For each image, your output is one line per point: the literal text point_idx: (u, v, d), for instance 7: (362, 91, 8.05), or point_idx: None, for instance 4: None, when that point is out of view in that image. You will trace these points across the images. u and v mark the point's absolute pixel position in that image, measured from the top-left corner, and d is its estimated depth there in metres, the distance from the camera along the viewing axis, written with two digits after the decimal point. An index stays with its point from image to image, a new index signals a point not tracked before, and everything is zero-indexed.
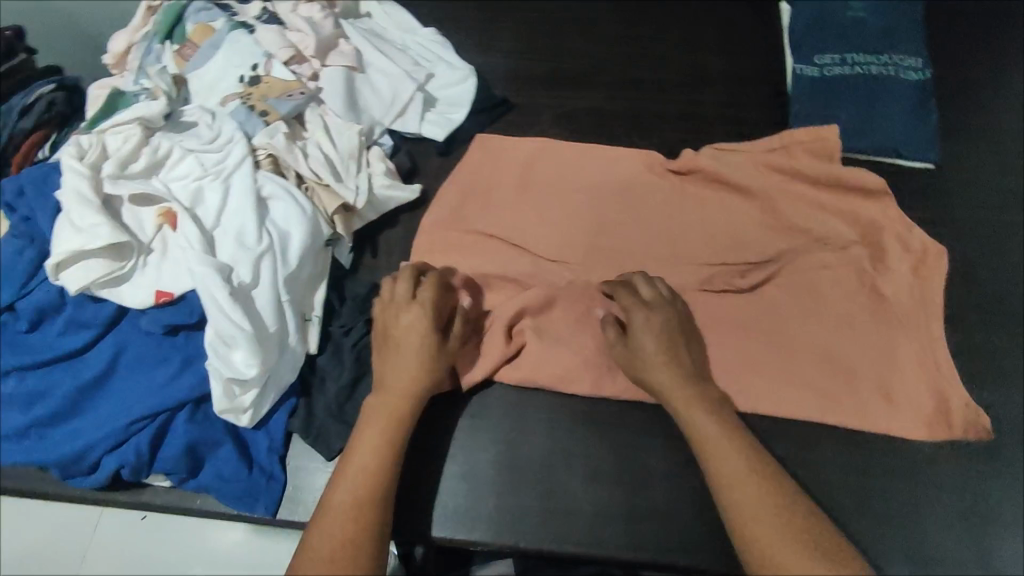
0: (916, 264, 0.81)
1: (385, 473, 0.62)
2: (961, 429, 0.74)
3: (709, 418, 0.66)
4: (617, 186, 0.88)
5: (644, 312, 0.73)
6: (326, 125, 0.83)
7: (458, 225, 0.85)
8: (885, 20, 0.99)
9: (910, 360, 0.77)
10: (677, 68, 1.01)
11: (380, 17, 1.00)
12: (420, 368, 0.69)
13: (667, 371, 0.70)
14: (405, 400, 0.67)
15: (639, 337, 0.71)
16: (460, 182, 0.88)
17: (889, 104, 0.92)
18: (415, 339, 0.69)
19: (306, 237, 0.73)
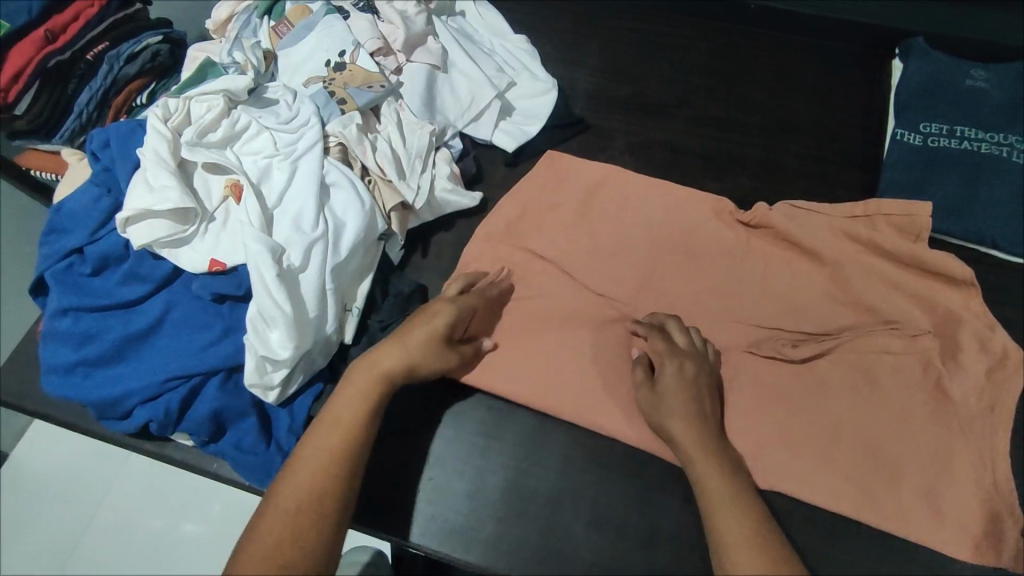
0: (990, 369, 0.75)
1: (349, 446, 0.62)
2: (1008, 557, 0.68)
3: (721, 482, 0.62)
4: (680, 228, 0.85)
5: (672, 359, 0.70)
6: (400, 120, 0.83)
7: (510, 241, 0.84)
8: (1007, 96, 0.91)
9: (967, 472, 0.71)
10: (765, 113, 0.96)
11: (473, 17, 1.00)
12: (421, 342, 0.68)
13: (689, 422, 0.66)
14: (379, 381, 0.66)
15: (664, 383, 0.69)
16: (520, 199, 0.87)
17: (996, 188, 0.85)
18: (430, 323, 0.69)
19: (361, 230, 0.75)
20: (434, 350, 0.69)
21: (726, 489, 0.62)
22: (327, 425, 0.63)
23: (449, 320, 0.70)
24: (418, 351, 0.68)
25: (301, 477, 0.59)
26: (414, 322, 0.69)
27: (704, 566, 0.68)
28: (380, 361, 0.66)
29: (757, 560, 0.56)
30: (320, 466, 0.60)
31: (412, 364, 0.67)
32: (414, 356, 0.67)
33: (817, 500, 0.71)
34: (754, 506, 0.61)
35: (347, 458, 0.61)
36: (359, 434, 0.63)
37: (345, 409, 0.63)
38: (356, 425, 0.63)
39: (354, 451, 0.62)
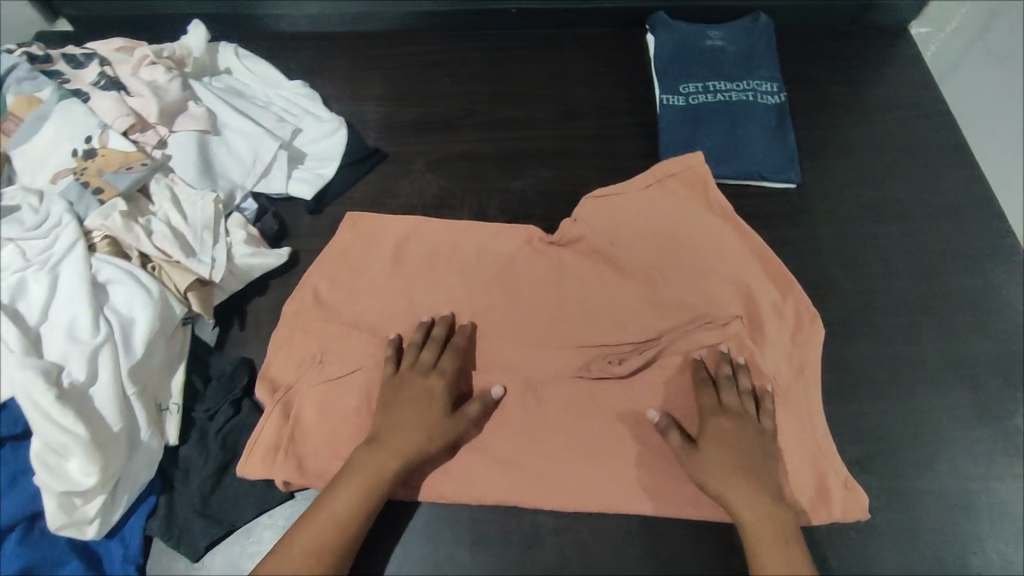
0: (782, 308, 0.82)
1: (353, 520, 0.66)
2: (839, 511, 0.72)
3: (779, 561, 0.64)
4: (491, 232, 0.86)
5: (716, 422, 0.72)
6: (175, 195, 0.77)
7: (326, 313, 0.80)
8: (741, 49, 1.03)
9: (785, 381, 0.78)
10: (548, 105, 1.01)
11: (240, 71, 0.96)
12: (422, 427, 0.70)
13: (743, 492, 0.67)
14: (386, 468, 0.68)
15: (707, 447, 0.70)
16: (336, 252, 0.84)
17: (750, 129, 0.95)
18: (422, 404, 0.71)
19: (154, 321, 0.69)
20: (431, 435, 0.70)
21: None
22: (315, 521, 0.65)
23: (442, 394, 0.72)
24: (422, 432, 0.70)
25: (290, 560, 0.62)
26: (405, 403, 0.71)
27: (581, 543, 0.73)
28: (397, 439, 0.69)
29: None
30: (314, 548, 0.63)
31: (416, 445, 0.69)
32: (418, 447, 0.69)
33: (657, 506, 0.73)
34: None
35: (349, 527, 0.65)
36: (356, 530, 0.66)
37: (340, 503, 0.66)
38: (350, 521, 0.65)
39: (340, 547, 0.64)
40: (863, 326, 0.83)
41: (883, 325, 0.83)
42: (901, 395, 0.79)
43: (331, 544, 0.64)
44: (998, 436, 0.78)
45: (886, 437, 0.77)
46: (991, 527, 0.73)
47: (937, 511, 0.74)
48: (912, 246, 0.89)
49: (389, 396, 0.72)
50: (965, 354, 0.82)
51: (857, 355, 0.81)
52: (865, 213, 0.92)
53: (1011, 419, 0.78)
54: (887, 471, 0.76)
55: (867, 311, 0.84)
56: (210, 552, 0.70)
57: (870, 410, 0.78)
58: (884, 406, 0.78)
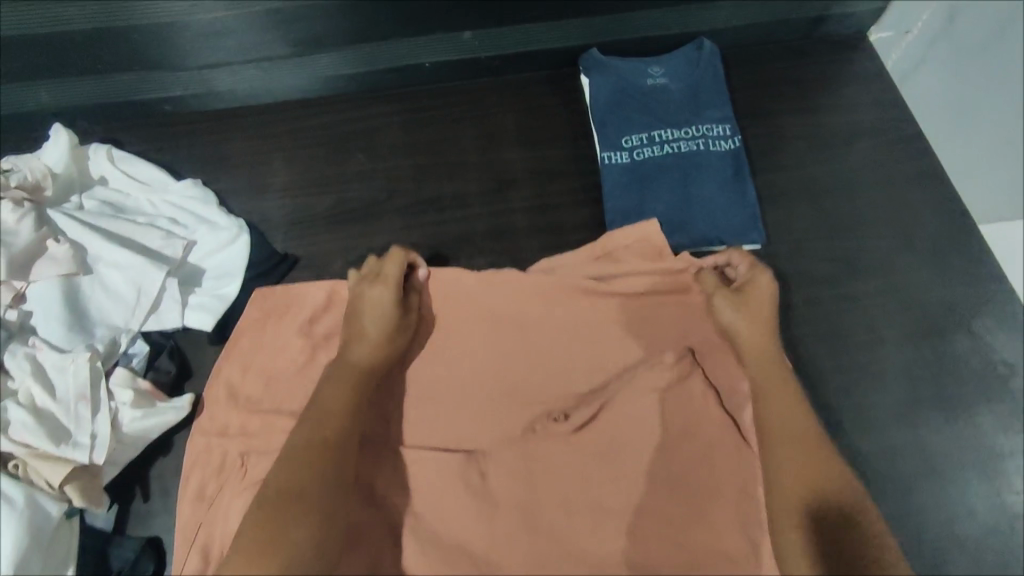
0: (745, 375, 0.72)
1: (343, 423, 0.64)
2: None
3: (792, 403, 0.66)
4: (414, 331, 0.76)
5: (759, 277, 0.72)
6: (39, 365, 0.66)
7: (234, 457, 0.70)
8: (685, 87, 0.92)
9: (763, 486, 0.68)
10: (478, 174, 0.90)
11: (117, 179, 0.83)
12: (385, 335, 0.70)
13: (757, 337, 0.70)
14: (369, 354, 0.70)
15: (748, 302, 0.71)
16: (234, 384, 0.73)
17: (704, 186, 0.85)
18: (378, 308, 0.71)
19: (21, 537, 0.58)
20: (385, 328, 0.71)
21: (790, 412, 0.66)
22: (320, 413, 0.65)
23: (387, 299, 0.71)
24: (379, 332, 0.70)
25: (293, 471, 0.60)
26: (362, 315, 0.71)
27: None
28: (358, 348, 0.69)
29: (794, 454, 0.63)
30: (311, 455, 0.62)
31: (382, 336, 0.70)
32: (388, 345, 0.71)
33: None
34: (806, 413, 0.66)
35: (342, 433, 0.64)
36: (353, 419, 0.65)
37: (329, 402, 0.66)
38: (341, 424, 0.64)
39: (338, 454, 0.62)
40: (841, 407, 0.76)
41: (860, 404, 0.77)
42: (884, 484, 0.73)
43: (327, 451, 0.62)
44: (990, 518, 0.72)
45: None
46: None
47: None
48: (889, 303, 0.81)
49: (351, 314, 0.71)
50: (949, 428, 0.76)
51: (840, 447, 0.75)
52: (840, 268, 0.83)
53: (1002, 495, 0.73)
54: None
55: (845, 394, 0.77)
56: None
57: None
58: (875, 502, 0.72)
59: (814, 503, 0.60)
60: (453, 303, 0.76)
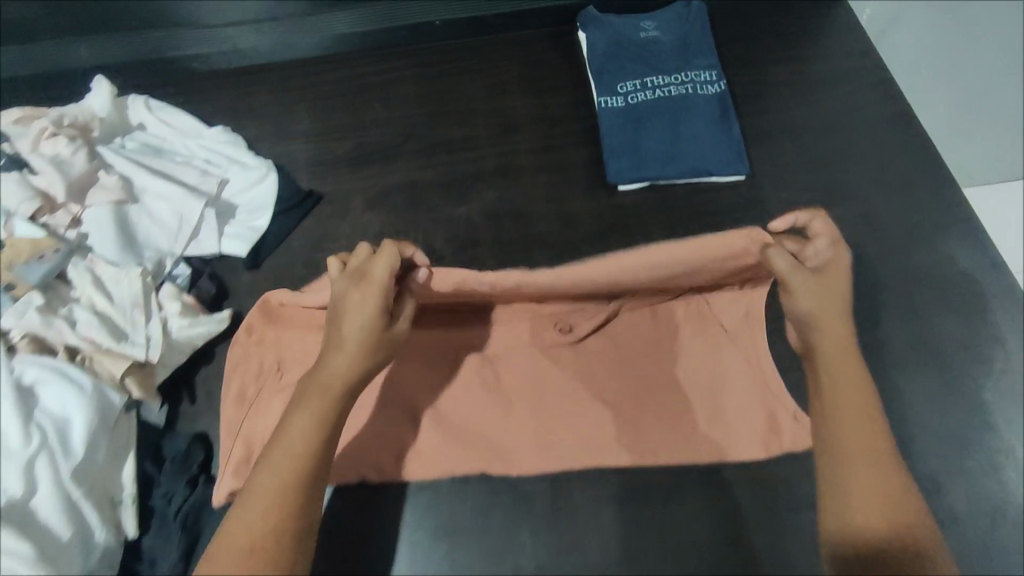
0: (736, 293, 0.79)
1: (309, 457, 0.59)
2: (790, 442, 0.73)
3: (868, 419, 0.62)
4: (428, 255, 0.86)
5: (834, 260, 0.66)
6: (97, 276, 0.73)
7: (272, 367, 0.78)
8: (676, 38, 1.00)
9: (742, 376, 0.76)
10: (485, 119, 0.97)
11: (155, 125, 0.90)
12: (368, 347, 0.63)
13: (839, 330, 0.65)
14: (343, 373, 0.63)
15: (825, 277, 0.65)
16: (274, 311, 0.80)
17: (693, 124, 0.93)
18: (360, 313, 0.63)
19: (92, 417, 0.66)
20: (369, 342, 0.63)
21: (867, 417, 0.63)
22: (287, 448, 0.59)
23: (372, 307, 0.63)
24: (359, 344, 0.63)
25: (255, 511, 0.56)
26: (348, 321, 0.63)
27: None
28: (331, 369, 0.63)
29: (875, 468, 0.60)
30: (276, 495, 0.57)
31: (363, 351, 0.63)
32: (368, 360, 0.64)
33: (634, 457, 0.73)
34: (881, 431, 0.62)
35: (302, 470, 0.59)
36: (326, 447, 0.61)
37: (298, 435, 0.60)
38: (305, 460, 0.59)
39: (302, 492, 0.58)
40: None
41: None
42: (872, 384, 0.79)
43: (291, 491, 0.58)
44: (970, 414, 0.78)
45: None
46: (969, 507, 0.73)
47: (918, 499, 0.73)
48: (865, 226, 0.88)
49: (334, 316, 0.64)
50: (930, 335, 0.81)
51: None
52: (818, 196, 0.91)
53: (980, 394, 0.78)
54: None
55: None
56: None
57: None
58: None
59: (892, 545, 0.56)
60: (484, 285, 0.77)
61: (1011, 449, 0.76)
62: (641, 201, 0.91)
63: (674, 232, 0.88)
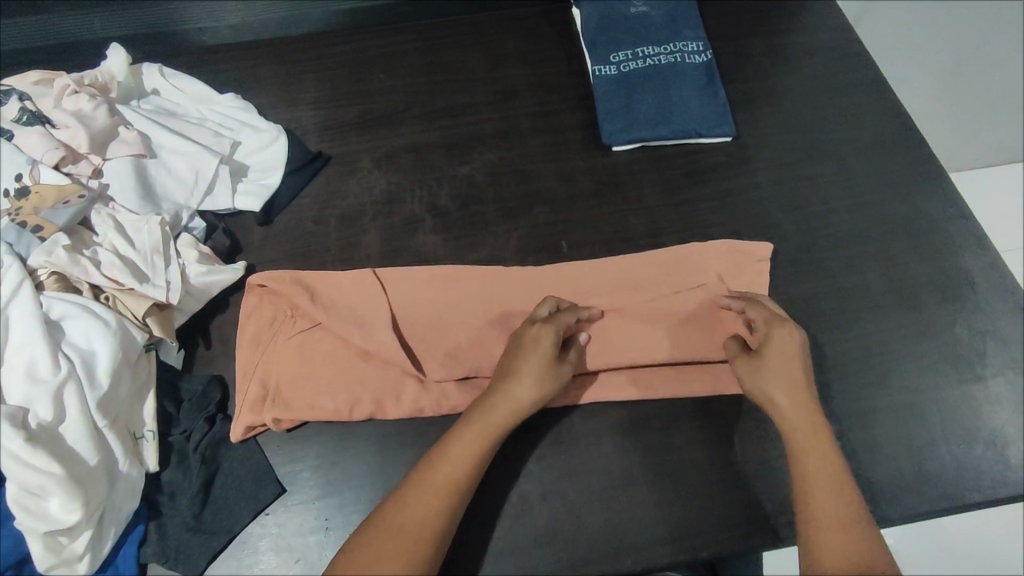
0: (731, 256, 0.86)
1: (475, 465, 0.66)
2: None
3: (829, 464, 0.67)
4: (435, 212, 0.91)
5: (783, 338, 0.73)
6: (118, 223, 0.77)
7: (286, 320, 0.79)
8: (664, 13, 1.05)
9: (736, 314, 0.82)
10: (487, 88, 1.02)
11: (168, 91, 0.94)
12: (538, 384, 0.70)
13: (799, 401, 0.70)
14: (514, 403, 0.69)
15: (768, 354, 0.73)
16: (292, 276, 0.81)
17: (682, 90, 0.98)
18: (540, 352, 0.71)
19: (116, 351, 0.69)
20: (545, 377, 0.70)
21: (825, 457, 0.67)
22: (448, 458, 0.66)
23: (552, 342, 0.72)
24: (535, 377, 0.70)
25: (418, 502, 0.63)
26: (525, 354, 0.71)
27: (577, 501, 0.73)
28: (507, 392, 0.69)
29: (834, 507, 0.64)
30: (438, 493, 0.64)
31: (544, 384, 0.70)
32: (533, 399, 0.70)
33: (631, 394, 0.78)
34: (842, 474, 0.67)
35: (465, 476, 0.65)
36: (474, 469, 0.66)
37: (467, 447, 0.66)
38: (469, 467, 0.66)
39: (455, 499, 0.64)
40: (808, 263, 0.88)
41: (824, 262, 0.88)
42: (853, 323, 0.84)
43: (452, 496, 0.64)
44: (945, 349, 0.83)
45: (844, 365, 0.81)
46: (944, 432, 0.78)
47: (896, 426, 0.79)
48: (844, 183, 0.94)
49: (514, 349, 0.73)
50: (907, 279, 0.87)
51: (809, 294, 0.86)
52: (800, 156, 0.96)
53: (955, 331, 0.84)
54: (852, 394, 0.80)
55: (808, 253, 0.88)
56: (209, 569, 0.70)
57: (827, 341, 0.83)
58: (839, 337, 0.83)
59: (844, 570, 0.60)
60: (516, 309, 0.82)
61: (982, 379, 0.81)
62: (635, 160, 0.96)
63: (665, 188, 0.93)
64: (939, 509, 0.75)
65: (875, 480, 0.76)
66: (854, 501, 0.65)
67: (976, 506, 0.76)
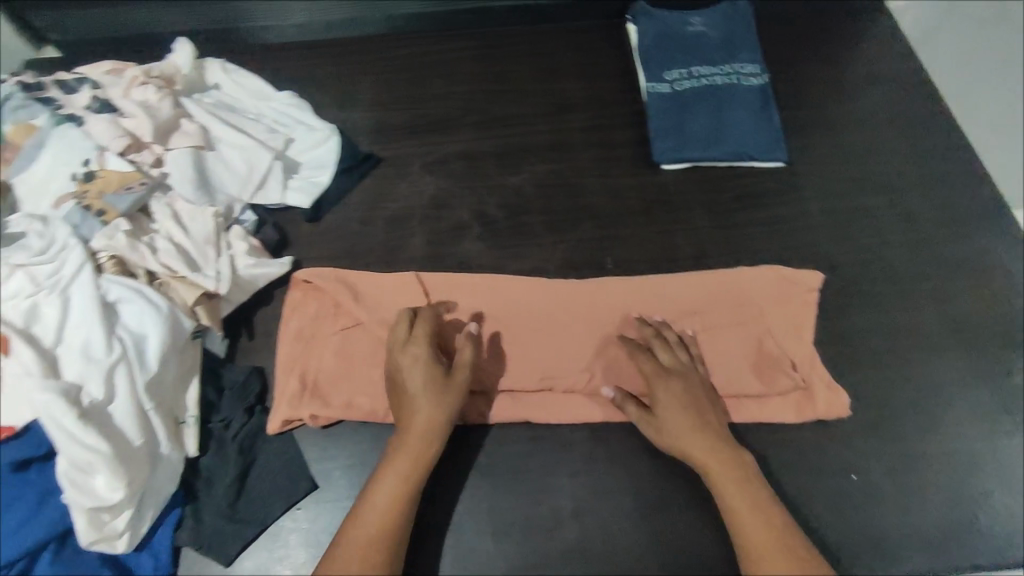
0: (780, 284, 0.84)
1: (407, 495, 0.67)
2: (824, 410, 0.77)
3: (750, 498, 0.67)
4: (480, 220, 0.91)
5: (663, 382, 0.74)
6: (176, 212, 0.79)
7: (327, 319, 0.81)
8: (721, 33, 1.04)
9: (783, 342, 0.81)
10: (538, 100, 1.02)
11: (229, 86, 0.96)
12: (433, 406, 0.70)
13: (702, 443, 0.70)
14: (425, 427, 0.70)
15: (663, 403, 0.73)
16: (335, 276, 0.83)
17: (736, 112, 0.97)
18: (421, 377, 0.72)
19: (166, 336, 0.70)
20: (438, 396, 0.71)
21: (744, 494, 0.68)
22: (373, 505, 0.66)
23: (422, 363, 0.73)
24: (428, 396, 0.71)
25: (360, 538, 0.64)
26: (411, 378, 0.72)
27: (608, 520, 0.73)
28: (412, 420, 0.70)
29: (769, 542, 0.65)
30: (378, 525, 0.65)
31: (438, 399, 0.71)
32: (435, 419, 0.70)
33: None
34: (768, 503, 0.68)
35: (398, 505, 0.67)
36: (406, 497, 0.67)
37: (393, 479, 0.68)
38: (400, 497, 0.67)
39: (396, 528, 0.66)
40: (857, 295, 0.86)
41: (874, 296, 0.86)
42: (902, 361, 0.82)
43: (390, 528, 0.65)
44: (997, 394, 0.80)
45: (890, 403, 0.79)
46: (991, 481, 0.76)
47: (942, 472, 0.76)
48: (899, 217, 0.92)
49: (393, 385, 0.73)
50: (959, 320, 0.84)
51: (856, 328, 0.84)
52: (854, 186, 0.94)
53: (1009, 377, 0.81)
54: (897, 434, 0.78)
55: (858, 286, 0.86)
56: (240, 558, 0.71)
57: (873, 377, 0.81)
58: (886, 375, 0.81)
59: None
60: (557, 322, 0.82)
61: None
62: (684, 180, 0.95)
63: (713, 210, 0.92)
64: (982, 561, 0.72)
65: (917, 527, 0.74)
66: (789, 528, 0.66)
67: (1021, 561, 0.73)
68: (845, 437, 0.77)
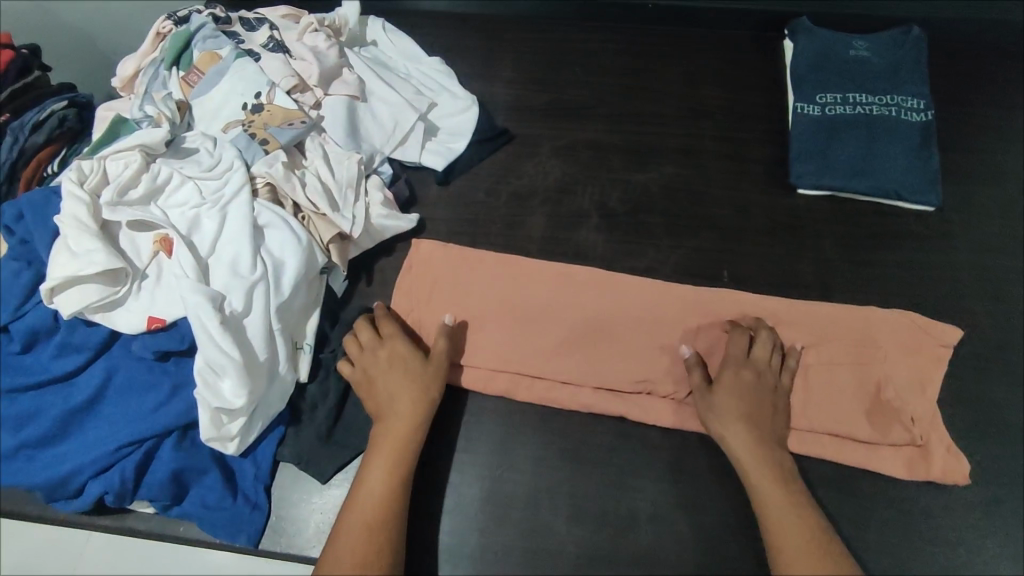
0: (911, 332, 0.79)
1: (392, 501, 0.67)
2: (939, 472, 0.73)
3: (783, 491, 0.67)
4: (601, 211, 0.91)
5: (735, 369, 0.74)
6: (326, 153, 0.84)
7: (440, 287, 0.85)
8: (887, 61, 0.98)
9: (903, 394, 0.76)
10: (677, 103, 1.01)
11: (385, 44, 1.01)
12: (415, 397, 0.73)
13: (744, 433, 0.70)
14: (406, 421, 0.72)
15: (725, 389, 0.73)
16: (448, 250, 0.87)
17: (890, 147, 0.92)
18: (399, 367, 0.75)
19: (301, 266, 0.75)
20: (416, 387, 0.74)
21: (778, 484, 0.67)
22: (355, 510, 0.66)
23: (397, 354, 0.76)
24: (406, 386, 0.74)
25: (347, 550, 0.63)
26: (386, 374, 0.75)
27: (687, 532, 0.71)
28: (392, 417, 0.72)
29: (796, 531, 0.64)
30: (362, 532, 0.65)
31: (416, 387, 0.74)
32: (416, 412, 0.72)
33: None
34: (801, 499, 0.66)
35: (386, 505, 0.67)
36: (394, 496, 0.68)
37: (375, 480, 0.68)
38: (388, 498, 0.67)
39: (387, 531, 0.66)
40: (993, 361, 0.80)
41: (1012, 367, 0.79)
42: None
43: (379, 530, 0.65)
44: None
45: (1012, 483, 0.73)
46: None
47: None
48: None
49: (374, 384, 0.75)
50: None
51: (987, 396, 0.78)
52: (1009, 246, 0.87)
53: None
54: (1014, 517, 0.72)
55: (996, 352, 0.80)
56: (329, 484, 0.76)
57: (997, 452, 0.75)
58: (1013, 452, 0.75)
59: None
60: (663, 326, 0.81)
61: None
62: (819, 207, 0.91)
63: (846, 243, 0.88)
64: None
65: None
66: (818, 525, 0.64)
67: None
68: (955, 507, 0.72)
